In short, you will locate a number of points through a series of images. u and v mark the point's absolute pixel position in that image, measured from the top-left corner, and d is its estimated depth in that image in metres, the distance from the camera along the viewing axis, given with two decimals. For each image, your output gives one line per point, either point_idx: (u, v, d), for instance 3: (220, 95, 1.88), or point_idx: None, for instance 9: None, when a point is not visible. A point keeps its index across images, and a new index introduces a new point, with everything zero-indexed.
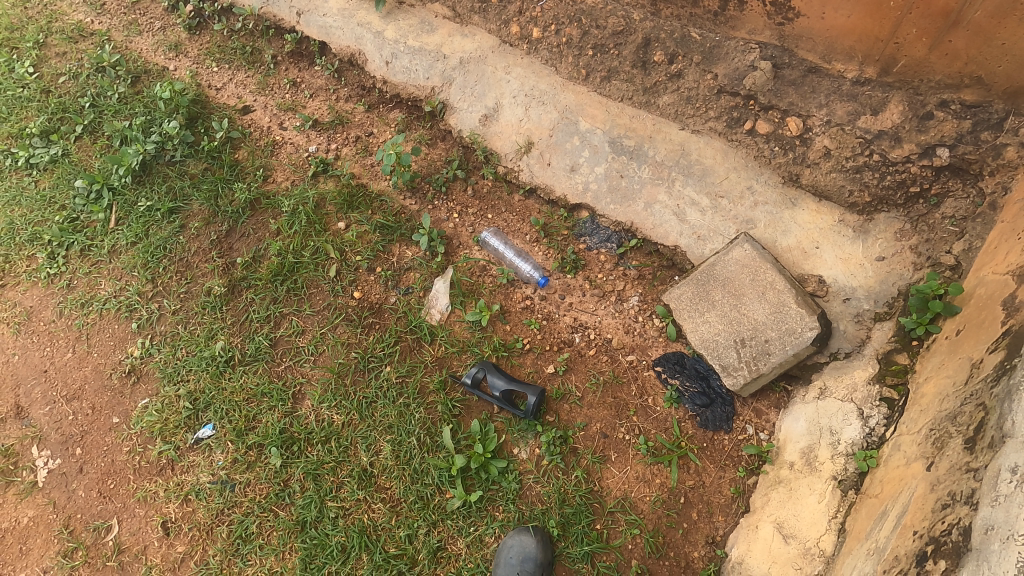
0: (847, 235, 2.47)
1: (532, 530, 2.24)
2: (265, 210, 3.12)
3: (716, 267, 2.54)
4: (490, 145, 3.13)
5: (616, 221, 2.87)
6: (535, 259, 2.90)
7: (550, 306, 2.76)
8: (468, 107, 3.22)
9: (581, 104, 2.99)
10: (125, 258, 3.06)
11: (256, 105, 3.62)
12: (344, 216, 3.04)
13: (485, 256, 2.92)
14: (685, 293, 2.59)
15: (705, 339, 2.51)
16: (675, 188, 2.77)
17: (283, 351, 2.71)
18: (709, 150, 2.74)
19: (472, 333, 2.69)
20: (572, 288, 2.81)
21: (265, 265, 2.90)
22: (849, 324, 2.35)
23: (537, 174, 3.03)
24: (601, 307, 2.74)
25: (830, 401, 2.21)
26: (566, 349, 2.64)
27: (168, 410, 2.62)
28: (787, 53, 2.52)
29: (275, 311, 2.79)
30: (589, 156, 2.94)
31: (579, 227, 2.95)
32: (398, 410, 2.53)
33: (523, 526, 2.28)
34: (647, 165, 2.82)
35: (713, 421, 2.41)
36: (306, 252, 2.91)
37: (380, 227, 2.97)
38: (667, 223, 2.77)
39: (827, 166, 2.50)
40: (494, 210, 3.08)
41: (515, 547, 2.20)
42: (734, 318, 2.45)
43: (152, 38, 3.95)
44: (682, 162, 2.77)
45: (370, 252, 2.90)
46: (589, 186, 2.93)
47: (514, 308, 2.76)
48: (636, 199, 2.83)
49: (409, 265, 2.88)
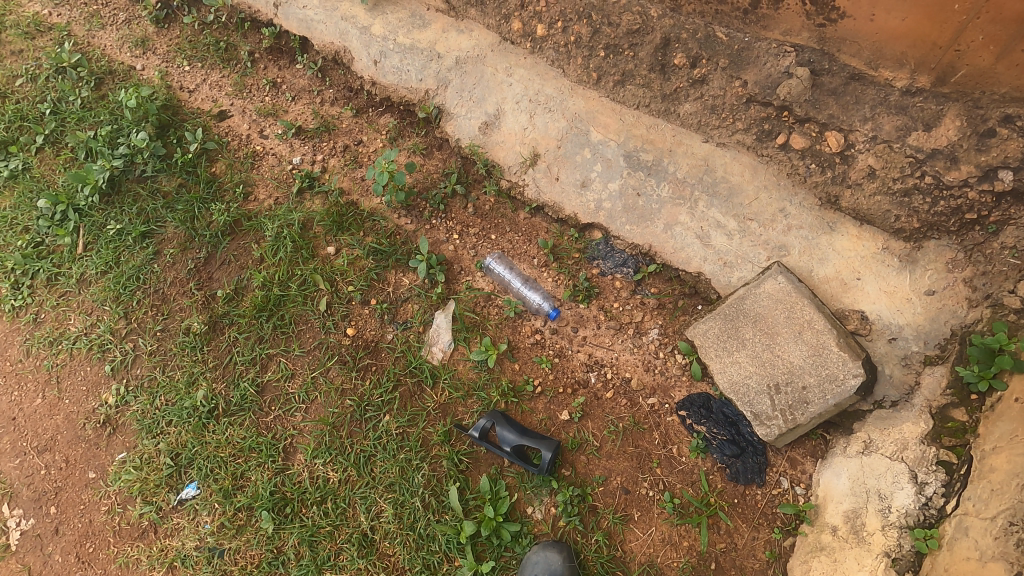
0: (892, 265, 2.22)
1: (558, 546, 2.10)
2: (247, 233, 2.87)
3: (745, 301, 2.31)
4: (492, 157, 2.85)
5: (632, 243, 2.61)
6: (543, 287, 2.65)
7: (562, 341, 2.54)
8: (466, 113, 2.93)
9: (592, 112, 2.70)
10: (96, 290, 2.81)
11: (234, 110, 3.32)
12: (333, 240, 2.82)
13: (489, 284, 2.67)
14: (711, 330, 2.36)
15: (735, 383, 2.28)
16: (698, 208, 2.50)
17: (272, 398, 2.46)
18: (736, 165, 2.46)
19: (477, 374, 2.47)
20: (585, 320, 2.58)
21: (249, 299, 2.65)
22: (895, 368, 2.12)
23: (545, 189, 2.75)
24: (618, 341, 2.52)
25: (876, 458, 2.02)
26: (582, 391, 2.43)
27: (148, 467, 2.39)
28: (827, 58, 2.22)
29: (261, 352, 2.53)
30: (602, 170, 2.66)
31: (591, 249, 2.69)
32: (399, 467, 2.30)
33: (546, 541, 2.14)
34: (667, 182, 2.55)
35: (744, 473, 2.21)
36: (293, 283, 2.67)
37: (373, 252, 2.74)
38: (689, 248, 2.51)
39: (870, 187, 2.23)
40: (498, 230, 2.81)
41: (540, 564, 2.06)
42: (767, 361, 2.23)
43: (116, 33, 3.59)
44: (706, 179, 2.49)
45: (363, 282, 2.66)
46: (602, 205, 2.66)
47: (523, 344, 2.54)
48: (654, 220, 2.57)
49: (406, 296, 2.64)
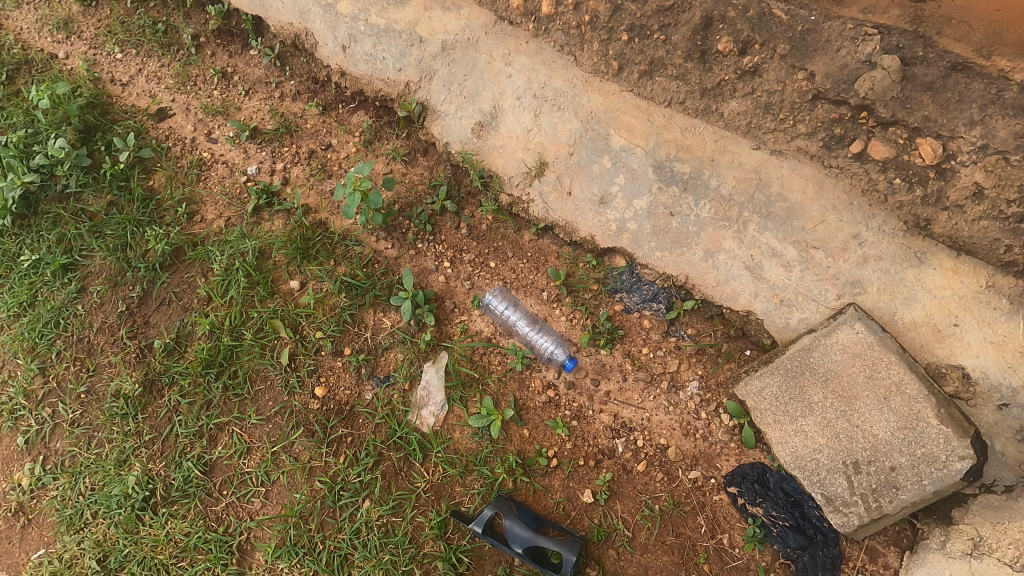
0: (1001, 309, 1.76)
1: None
2: (191, 265, 2.35)
3: (813, 353, 1.85)
4: (489, 165, 2.34)
5: (663, 273, 2.12)
6: (556, 330, 2.17)
7: (580, 398, 2.08)
8: (456, 111, 2.40)
9: (612, 110, 2.18)
10: (5, 339, 2.26)
11: (176, 107, 2.76)
12: (297, 271, 2.31)
13: (489, 325, 2.19)
14: (767, 388, 1.90)
15: (800, 457, 1.83)
16: (747, 232, 2.01)
17: (223, 480, 1.99)
18: (796, 178, 1.96)
19: (478, 443, 2.01)
20: (608, 370, 2.10)
21: (193, 352, 2.15)
22: (1008, 443, 1.69)
23: (554, 206, 2.25)
24: (649, 397, 2.06)
25: (992, 565, 1.59)
26: (607, 463, 1.98)
27: (69, 572, 1.92)
28: (922, 42, 1.73)
29: (207, 423, 2.05)
30: (625, 183, 2.16)
31: (612, 280, 2.19)
32: (384, 569, 1.86)
33: None
34: (708, 200, 2.05)
35: (813, 570, 1.80)
36: (248, 330, 2.17)
37: (346, 287, 2.24)
38: (736, 280, 2.03)
39: (974, 210, 1.75)
40: (497, 255, 2.30)
41: None
42: (843, 432, 1.78)
43: (34, 13, 2.94)
44: (758, 197, 2.00)
45: (334, 328, 2.17)
46: (625, 225, 2.16)
47: (532, 403, 2.07)
48: (692, 245, 2.08)
49: (388, 344, 2.16)
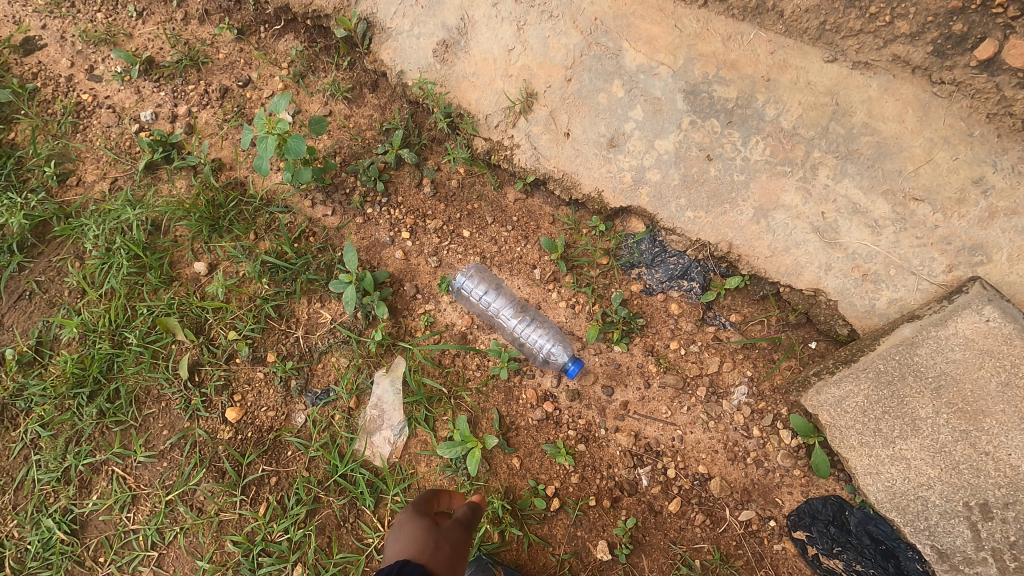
0: None
1: None
2: (60, 244, 1.75)
3: (920, 350, 1.32)
4: (458, 100, 1.73)
5: (697, 241, 1.55)
6: (552, 322, 1.61)
7: (588, 413, 1.54)
8: (412, 27, 1.77)
9: (625, 15, 1.57)
10: None
11: (48, 36, 2.00)
12: (204, 250, 1.72)
13: (463, 316, 1.63)
14: (851, 398, 1.36)
15: (899, 495, 1.32)
16: (817, 181, 1.45)
17: (100, 542, 1.45)
18: (888, 102, 1.39)
19: (452, 480, 1.48)
20: (625, 374, 1.56)
21: (58, 366, 1.57)
22: None
23: (546, 152, 1.66)
24: (682, 411, 1.52)
25: None
26: (628, 502, 1.46)
27: None
28: None
29: (76, 464, 1.49)
30: (644, 118, 1.57)
31: (627, 252, 1.62)
32: None
33: None
34: (761, 137, 1.47)
35: None
36: (133, 333, 1.59)
37: (269, 270, 1.66)
38: (800, 248, 1.47)
39: None
40: (473, 221, 1.72)
41: None
42: (967, 462, 1.27)
43: None
44: (835, 130, 1.42)
45: (253, 326, 1.60)
46: (644, 176, 1.58)
47: (524, 422, 1.53)
48: (737, 201, 1.51)
49: (326, 347, 1.59)
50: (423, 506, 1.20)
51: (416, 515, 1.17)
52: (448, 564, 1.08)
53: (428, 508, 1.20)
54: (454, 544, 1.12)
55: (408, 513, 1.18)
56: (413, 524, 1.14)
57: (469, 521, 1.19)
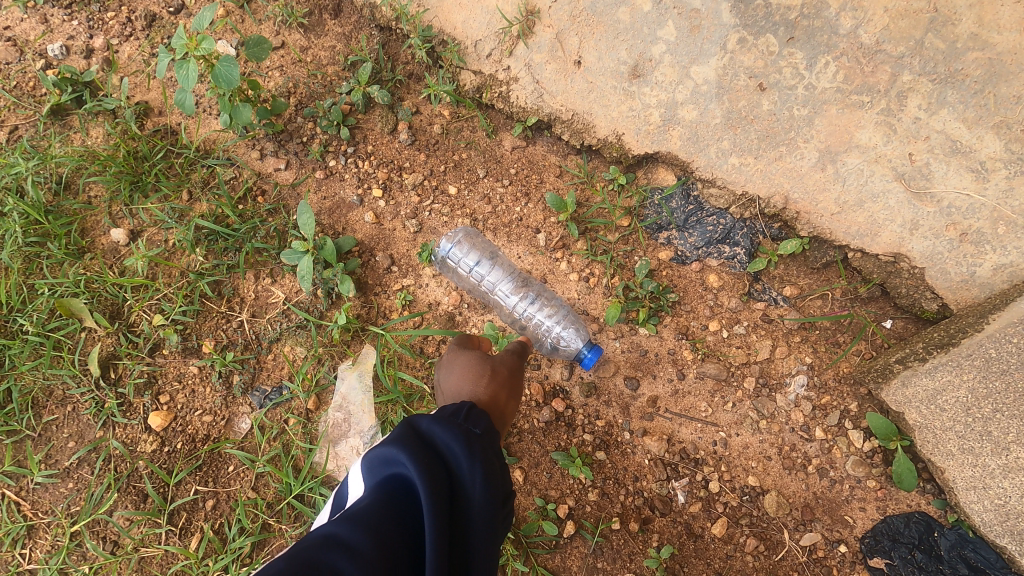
0: None
1: None
2: None
3: None
4: (440, 23, 1.36)
5: (743, 194, 1.22)
6: (560, 298, 1.29)
7: (608, 412, 1.23)
8: None
9: None
10: None
11: None
12: (121, 214, 1.36)
13: (450, 292, 1.30)
14: (950, 393, 1.09)
15: (1013, 515, 1.05)
16: (903, 113, 1.12)
17: None
18: (1005, 5, 1.06)
19: None
20: (653, 363, 1.24)
21: None
22: None
23: (552, 87, 1.31)
24: (728, 410, 1.21)
25: None
26: (659, 525, 1.16)
27: None
28: None
29: None
30: (678, 36, 1.22)
31: (653, 211, 1.30)
32: None
33: None
34: (833, 56, 1.14)
35: None
36: (28, 319, 1.24)
37: (204, 239, 1.32)
38: (879, 202, 1.15)
39: None
40: (461, 176, 1.38)
41: None
42: None
43: None
44: (931, 44, 1.09)
45: (184, 309, 1.27)
46: (676, 113, 1.24)
47: (528, 425, 1.22)
48: (797, 142, 1.18)
49: (278, 334, 1.27)
50: (467, 343, 1.10)
51: (464, 349, 1.07)
52: (507, 388, 1.02)
53: (473, 343, 1.10)
54: (511, 368, 1.04)
55: (454, 348, 1.08)
56: (464, 358, 1.03)
57: (523, 351, 1.09)
